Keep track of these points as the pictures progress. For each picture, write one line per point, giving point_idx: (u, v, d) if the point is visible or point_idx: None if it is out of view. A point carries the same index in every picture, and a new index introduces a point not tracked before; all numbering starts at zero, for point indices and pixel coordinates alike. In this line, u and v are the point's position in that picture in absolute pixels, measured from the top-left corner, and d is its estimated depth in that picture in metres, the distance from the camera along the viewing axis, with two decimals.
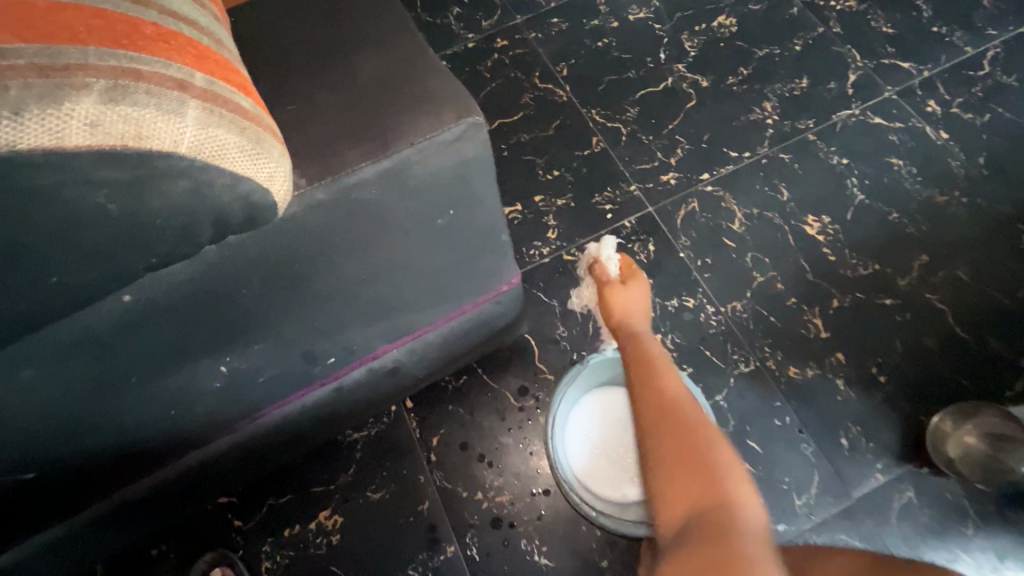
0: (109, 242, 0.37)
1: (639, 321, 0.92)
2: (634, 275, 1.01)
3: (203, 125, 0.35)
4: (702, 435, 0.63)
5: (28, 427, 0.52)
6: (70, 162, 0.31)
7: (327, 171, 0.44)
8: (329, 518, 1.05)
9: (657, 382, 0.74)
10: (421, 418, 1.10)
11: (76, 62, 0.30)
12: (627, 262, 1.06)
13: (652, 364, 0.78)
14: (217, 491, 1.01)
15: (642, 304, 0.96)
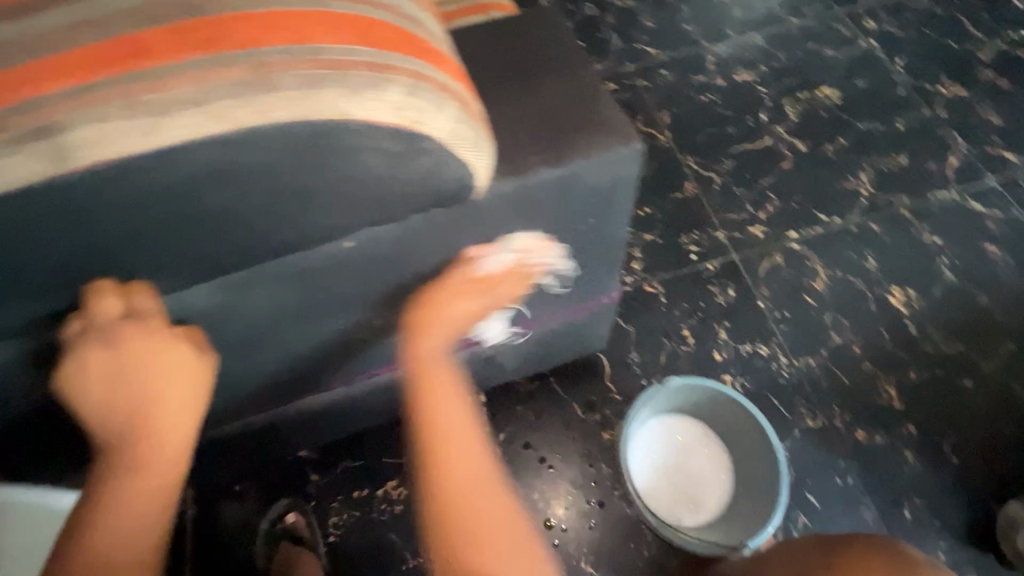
0: (364, 197, 0.47)
1: (444, 335, 0.62)
2: (493, 302, 0.65)
3: (455, 120, 0.46)
4: (479, 490, 0.55)
5: (223, 341, 0.64)
6: (373, 132, 0.42)
7: (515, 170, 0.54)
8: (395, 489, 1.13)
9: (441, 412, 0.58)
10: (491, 413, 1.18)
11: (389, 64, 0.42)
12: (517, 279, 0.67)
13: (433, 383, 0.59)
14: (302, 444, 1.11)
15: (457, 329, 0.63)
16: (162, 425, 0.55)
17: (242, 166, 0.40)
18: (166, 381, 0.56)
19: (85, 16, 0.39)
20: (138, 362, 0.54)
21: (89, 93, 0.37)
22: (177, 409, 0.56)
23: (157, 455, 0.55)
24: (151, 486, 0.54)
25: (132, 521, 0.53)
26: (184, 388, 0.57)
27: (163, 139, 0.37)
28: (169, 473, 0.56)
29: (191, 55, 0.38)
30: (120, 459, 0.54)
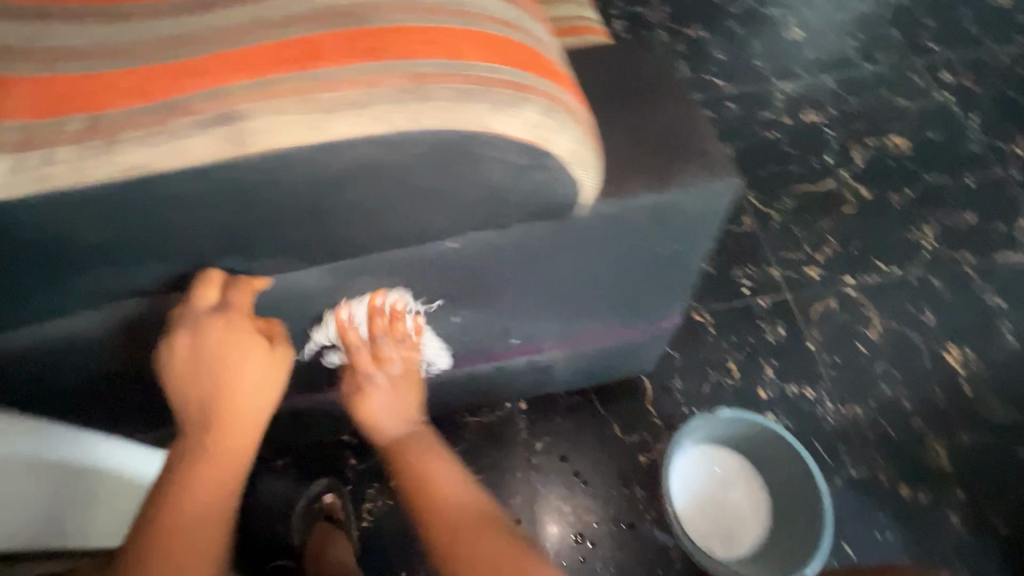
0: (480, 204, 0.50)
1: (391, 401, 0.69)
2: (401, 364, 0.70)
3: (576, 140, 0.49)
4: (461, 512, 0.57)
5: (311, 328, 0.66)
6: (507, 144, 0.45)
7: (617, 192, 0.57)
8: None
9: (414, 462, 0.63)
10: (531, 421, 1.19)
11: (527, 84, 0.46)
12: (400, 332, 0.67)
13: (402, 444, 0.66)
14: (346, 428, 1.15)
15: (393, 395, 0.70)
16: (235, 415, 0.53)
17: (386, 166, 0.43)
18: (245, 372, 0.53)
19: (261, 23, 0.45)
20: (220, 350, 0.52)
21: (266, 88, 0.41)
22: (252, 401, 0.54)
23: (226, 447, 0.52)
24: (218, 479, 0.51)
25: (201, 516, 0.48)
26: (262, 383, 0.55)
27: (325, 133, 0.41)
28: (235, 468, 0.52)
29: (359, 62, 0.42)
30: (190, 449, 0.51)
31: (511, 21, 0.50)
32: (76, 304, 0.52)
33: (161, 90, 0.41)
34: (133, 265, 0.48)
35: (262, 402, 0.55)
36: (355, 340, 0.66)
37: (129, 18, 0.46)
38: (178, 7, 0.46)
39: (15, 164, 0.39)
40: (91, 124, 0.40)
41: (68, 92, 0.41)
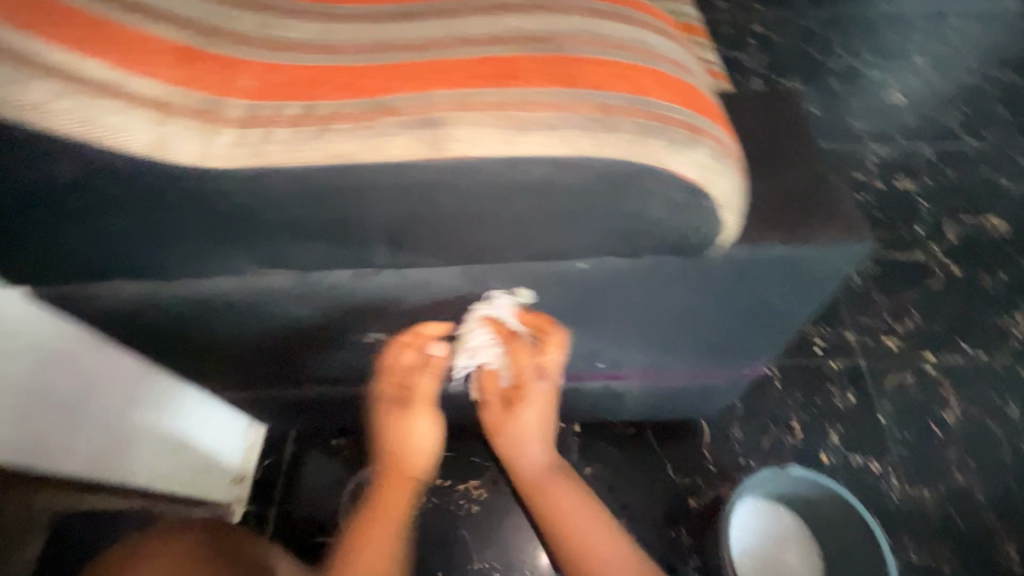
0: (628, 234, 0.52)
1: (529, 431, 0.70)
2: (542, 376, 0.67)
3: (733, 186, 0.50)
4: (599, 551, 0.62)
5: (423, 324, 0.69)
6: (674, 182, 0.47)
7: (752, 239, 0.58)
8: (477, 488, 1.10)
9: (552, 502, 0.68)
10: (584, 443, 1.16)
11: (699, 127, 0.48)
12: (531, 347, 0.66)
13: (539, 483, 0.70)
14: None
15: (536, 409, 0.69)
16: (405, 470, 0.68)
17: (560, 187, 0.46)
18: (414, 432, 0.68)
19: (462, 41, 0.48)
20: (396, 410, 0.68)
21: (466, 101, 0.44)
22: (421, 460, 0.69)
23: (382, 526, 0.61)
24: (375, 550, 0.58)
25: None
26: (425, 443, 0.69)
27: (515, 150, 0.44)
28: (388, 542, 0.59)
29: (553, 86, 0.45)
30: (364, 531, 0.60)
31: (684, 64, 0.52)
32: (233, 268, 0.55)
33: (371, 91, 0.45)
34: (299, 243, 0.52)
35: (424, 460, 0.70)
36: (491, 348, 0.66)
37: (336, 18, 0.50)
38: (380, 16, 0.51)
39: (237, 140, 0.43)
40: (307, 113, 0.44)
41: (287, 80, 0.45)
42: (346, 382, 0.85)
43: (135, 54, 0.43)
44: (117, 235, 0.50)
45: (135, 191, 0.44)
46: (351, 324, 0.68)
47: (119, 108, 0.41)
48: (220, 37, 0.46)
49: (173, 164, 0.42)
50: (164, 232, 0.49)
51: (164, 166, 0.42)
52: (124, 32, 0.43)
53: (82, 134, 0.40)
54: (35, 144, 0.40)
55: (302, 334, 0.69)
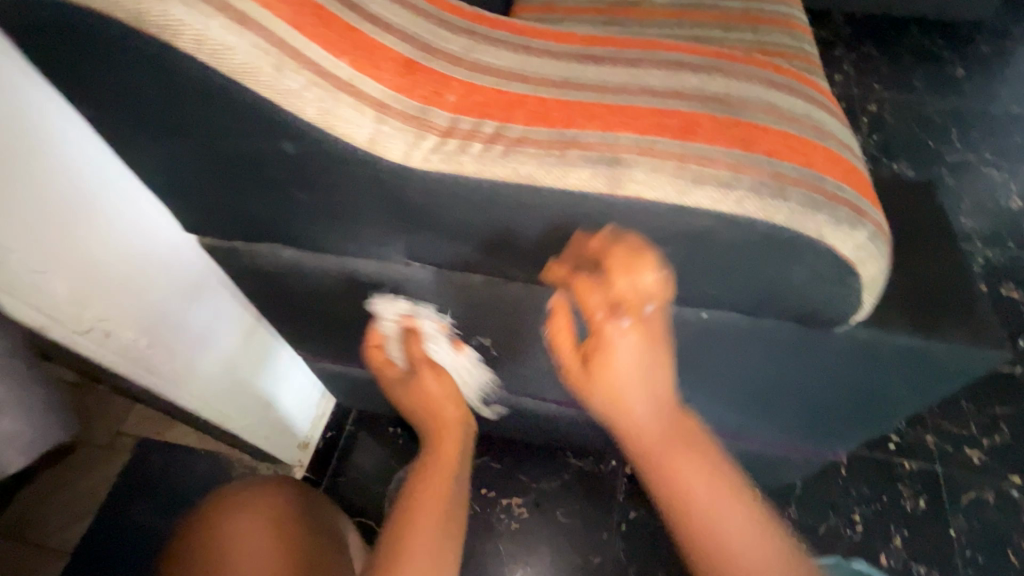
0: (765, 296, 0.54)
1: (640, 383, 0.50)
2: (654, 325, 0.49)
3: (882, 270, 0.51)
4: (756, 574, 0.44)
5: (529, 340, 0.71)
6: (829, 257, 0.49)
7: (881, 324, 0.58)
8: (519, 506, 1.07)
9: (679, 492, 0.48)
10: (631, 491, 1.08)
11: (863, 207, 0.50)
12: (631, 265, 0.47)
13: (659, 453, 0.49)
14: None
15: (645, 364, 0.50)
16: (444, 418, 0.71)
17: (718, 239, 0.48)
18: (426, 397, 0.71)
19: (645, 90, 0.52)
20: (398, 392, 0.74)
21: (647, 148, 0.48)
22: (450, 408, 0.72)
23: (430, 516, 0.55)
24: (426, 547, 0.52)
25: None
26: (444, 399, 0.72)
27: (687, 200, 0.47)
28: (438, 531, 0.54)
29: (731, 147, 0.48)
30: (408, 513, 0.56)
31: (850, 145, 0.54)
32: (383, 254, 0.60)
33: (559, 122, 0.50)
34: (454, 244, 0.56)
35: (451, 409, 0.72)
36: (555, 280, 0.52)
37: (529, 51, 0.56)
38: (567, 55, 0.56)
39: (438, 147, 0.48)
40: (501, 132, 0.49)
41: (487, 100, 0.51)
42: None
43: (369, 57, 0.49)
44: (298, 209, 0.56)
45: (340, 173, 0.50)
46: (463, 326, 0.72)
47: (351, 104, 0.46)
48: (433, 54, 0.52)
49: (382, 159, 0.48)
50: (341, 212, 0.55)
51: (374, 158, 0.48)
52: (361, 37, 0.49)
53: (318, 121, 0.46)
54: (278, 121, 0.46)
55: None
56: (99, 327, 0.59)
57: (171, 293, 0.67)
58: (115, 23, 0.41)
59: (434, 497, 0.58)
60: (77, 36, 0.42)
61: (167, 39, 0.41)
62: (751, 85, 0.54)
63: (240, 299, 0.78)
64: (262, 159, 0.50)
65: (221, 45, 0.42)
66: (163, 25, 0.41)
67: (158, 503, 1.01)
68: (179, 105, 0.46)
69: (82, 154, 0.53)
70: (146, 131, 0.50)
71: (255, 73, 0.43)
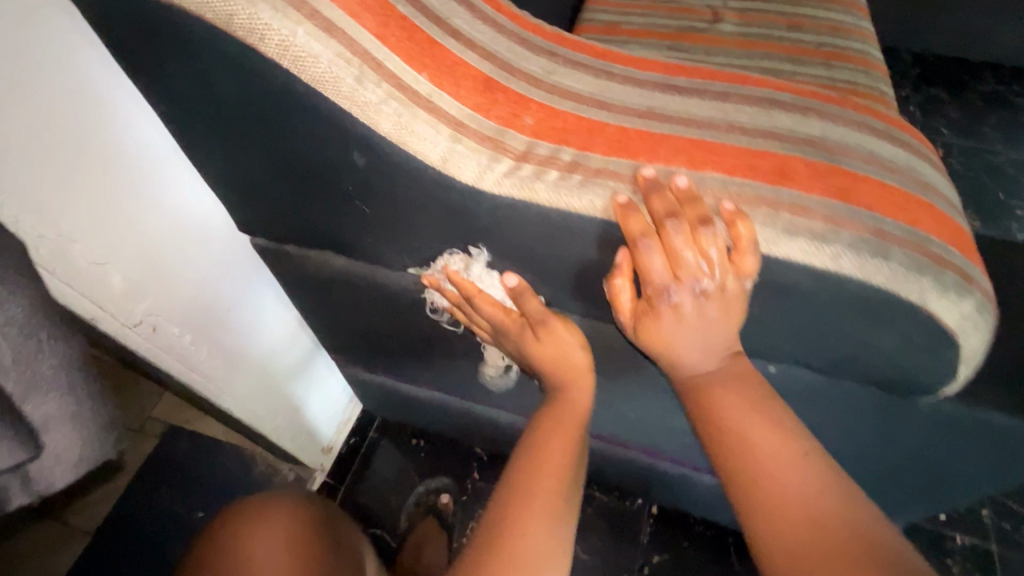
0: (848, 359, 0.50)
1: (696, 332, 0.50)
2: (717, 289, 0.46)
3: (984, 342, 0.48)
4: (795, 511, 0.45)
5: None
6: (929, 324, 0.46)
7: (975, 398, 0.53)
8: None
9: (730, 427, 0.50)
10: (656, 534, 1.01)
11: (968, 273, 0.47)
12: (701, 207, 0.44)
13: (703, 389, 0.52)
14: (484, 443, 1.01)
15: (699, 328, 0.49)
16: (571, 381, 0.58)
17: (807, 294, 0.45)
18: (553, 357, 0.57)
19: (734, 127, 0.49)
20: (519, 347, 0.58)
21: (735, 192, 0.45)
22: (579, 368, 0.58)
23: (550, 483, 0.50)
24: (544, 521, 0.48)
25: (531, 564, 0.45)
26: (572, 361, 0.58)
27: (773, 250, 0.44)
28: (559, 502, 0.49)
29: (830, 197, 0.45)
30: (527, 468, 0.51)
31: (953, 201, 0.51)
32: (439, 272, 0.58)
33: (641, 154, 0.47)
34: (514, 270, 0.54)
35: (579, 376, 0.58)
36: (635, 235, 0.44)
37: (610, 76, 0.53)
38: (650, 83, 0.53)
39: (512, 171, 0.46)
40: (580, 161, 0.46)
41: (566, 126, 0.48)
42: (465, 398, 0.84)
43: (449, 72, 0.47)
44: (358, 220, 0.54)
45: (407, 189, 0.48)
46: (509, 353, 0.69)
47: (427, 120, 0.44)
48: (512, 73, 0.50)
49: (453, 179, 0.46)
50: (400, 224, 0.53)
51: (446, 177, 0.46)
52: (443, 52, 0.47)
53: (393, 135, 0.44)
54: (352, 132, 0.44)
55: (455, 345, 0.70)
56: (148, 322, 0.59)
57: (228, 275, 0.66)
58: (203, 23, 0.40)
59: (556, 460, 0.52)
60: (163, 34, 0.41)
61: (252, 42, 0.40)
62: (848, 130, 0.51)
63: (271, 282, 0.73)
64: (330, 167, 0.49)
65: (305, 52, 0.41)
66: (250, 28, 0.40)
67: (180, 493, 1.01)
68: (255, 107, 0.45)
69: (144, 148, 0.52)
70: (215, 130, 0.49)
71: (336, 82, 0.42)
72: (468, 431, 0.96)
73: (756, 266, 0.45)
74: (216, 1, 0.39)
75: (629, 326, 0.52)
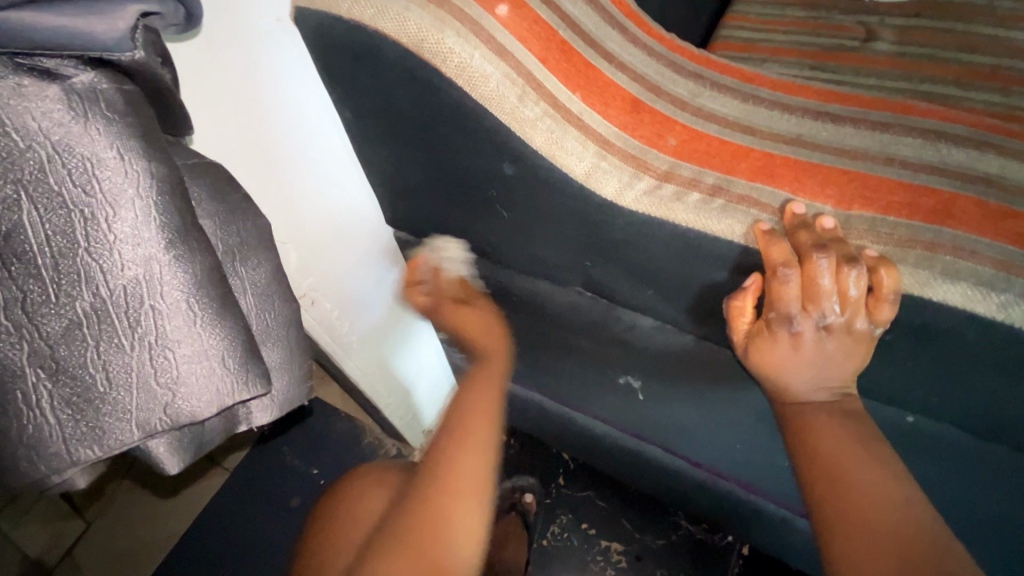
0: (1007, 416, 0.47)
1: (816, 366, 0.49)
2: (845, 325, 0.46)
3: None
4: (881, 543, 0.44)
5: (682, 393, 0.68)
6: None
7: None
8: (618, 553, 0.96)
9: (821, 455, 0.48)
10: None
11: None
12: (844, 248, 0.44)
13: (806, 417, 0.50)
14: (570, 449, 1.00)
15: (817, 362, 0.49)
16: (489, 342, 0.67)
17: (964, 339, 0.43)
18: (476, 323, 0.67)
19: (894, 158, 0.47)
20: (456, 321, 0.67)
21: (886, 233, 0.44)
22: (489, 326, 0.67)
23: (480, 425, 0.58)
24: (473, 453, 0.56)
25: (463, 490, 0.54)
26: (485, 321, 0.68)
27: (926, 292, 0.43)
28: (488, 441, 0.58)
29: (1009, 243, 0.42)
30: (463, 404, 0.60)
31: None
32: (561, 277, 0.62)
33: (786, 182, 0.47)
34: (637, 283, 0.56)
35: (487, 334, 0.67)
36: (776, 264, 0.45)
37: (758, 101, 0.53)
38: (800, 109, 0.52)
39: (653, 190, 0.48)
40: (723, 185, 0.47)
41: (709, 149, 0.49)
42: (564, 404, 0.86)
43: (601, 92, 0.50)
44: (495, 222, 0.59)
45: (548, 199, 0.52)
46: (615, 364, 0.70)
47: (577, 137, 0.48)
48: (658, 95, 0.52)
49: (593, 193, 0.49)
50: (533, 229, 0.57)
51: (586, 191, 0.49)
52: (596, 73, 0.50)
53: (544, 149, 0.48)
54: (507, 145, 0.49)
55: (565, 348, 0.73)
56: (311, 294, 0.68)
57: (374, 266, 0.75)
58: (398, 46, 0.47)
59: (484, 410, 0.60)
60: (366, 55, 0.49)
61: (435, 63, 0.46)
62: None
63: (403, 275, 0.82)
64: (480, 175, 0.54)
65: (479, 73, 0.46)
66: (436, 51, 0.46)
67: (302, 450, 1.04)
68: (426, 118, 0.51)
69: (323, 137, 0.59)
70: (390, 137, 0.56)
71: (501, 101, 0.47)
72: (559, 436, 0.96)
73: (892, 316, 0.44)
74: (411, 28, 0.46)
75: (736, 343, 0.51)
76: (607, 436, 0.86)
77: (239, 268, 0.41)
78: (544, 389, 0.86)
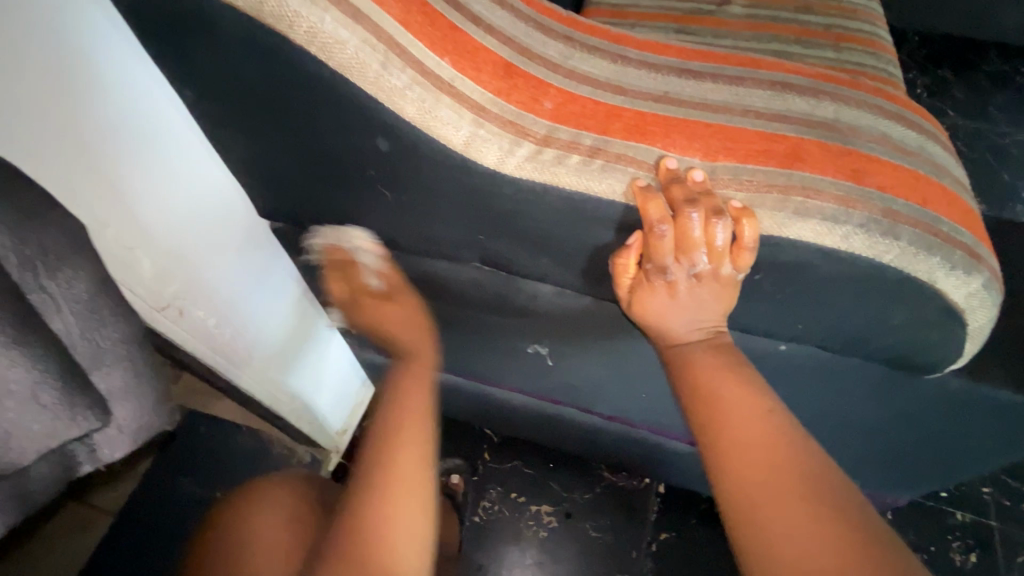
0: (857, 334, 0.53)
1: (690, 310, 0.52)
2: (712, 272, 0.49)
3: (990, 313, 0.52)
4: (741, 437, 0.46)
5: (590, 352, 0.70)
6: (936, 298, 0.49)
7: (982, 373, 0.54)
8: (549, 515, 0.99)
9: (701, 389, 0.50)
10: (665, 511, 1.00)
11: (974, 250, 0.50)
12: (712, 200, 0.46)
13: (692, 362, 0.51)
14: (494, 425, 1.00)
15: (691, 306, 0.52)
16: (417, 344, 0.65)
17: (818, 270, 0.48)
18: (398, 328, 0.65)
19: (748, 110, 0.50)
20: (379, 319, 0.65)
21: (746, 180, 0.47)
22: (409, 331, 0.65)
23: (415, 418, 0.58)
24: (414, 449, 0.55)
25: (410, 487, 0.53)
26: (408, 320, 0.65)
27: (785, 234, 0.46)
28: (425, 437, 0.57)
29: (844, 179, 0.47)
30: (393, 401, 0.59)
31: (957, 174, 0.54)
32: (456, 254, 0.60)
33: (658, 139, 0.48)
34: (533, 252, 0.55)
35: (411, 333, 0.65)
36: (653, 220, 0.46)
37: (626, 61, 0.54)
38: (665, 68, 0.54)
39: (534, 155, 0.47)
40: (600, 146, 0.48)
41: (584, 110, 0.49)
42: (480, 380, 0.85)
43: (471, 56, 0.48)
44: (378, 203, 0.56)
45: (430, 173, 0.49)
46: (523, 334, 0.70)
47: (450, 105, 0.46)
48: (530, 58, 0.51)
49: (475, 163, 0.47)
50: (420, 207, 0.54)
51: (468, 161, 0.47)
52: (463, 37, 0.48)
53: (417, 120, 0.45)
54: (376, 117, 0.46)
55: (472, 325, 0.72)
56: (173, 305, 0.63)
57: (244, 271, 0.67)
58: (234, 12, 0.41)
59: (421, 407, 0.59)
60: (197, 23, 0.42)
61: (284, 30, 0.42)
62: (861, 111, 0.52)
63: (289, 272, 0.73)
64: (353, 153, 0.50)
65: (332, 39, 0.42)
66: (279, 15, 0.41)
67: None
68: (281, 92, 0.46)
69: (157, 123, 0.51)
70: (244, 117, 0.50)
71: (362, 70, 0.43)
72: (480, 413, 0.96)
73: (751, 261, 0.48)
74: None
75: (621, 297, 0.53)
76: (525, 405, 0.88)
77: (45, 282, 0.35)
78: (456, 368, 0.84)
